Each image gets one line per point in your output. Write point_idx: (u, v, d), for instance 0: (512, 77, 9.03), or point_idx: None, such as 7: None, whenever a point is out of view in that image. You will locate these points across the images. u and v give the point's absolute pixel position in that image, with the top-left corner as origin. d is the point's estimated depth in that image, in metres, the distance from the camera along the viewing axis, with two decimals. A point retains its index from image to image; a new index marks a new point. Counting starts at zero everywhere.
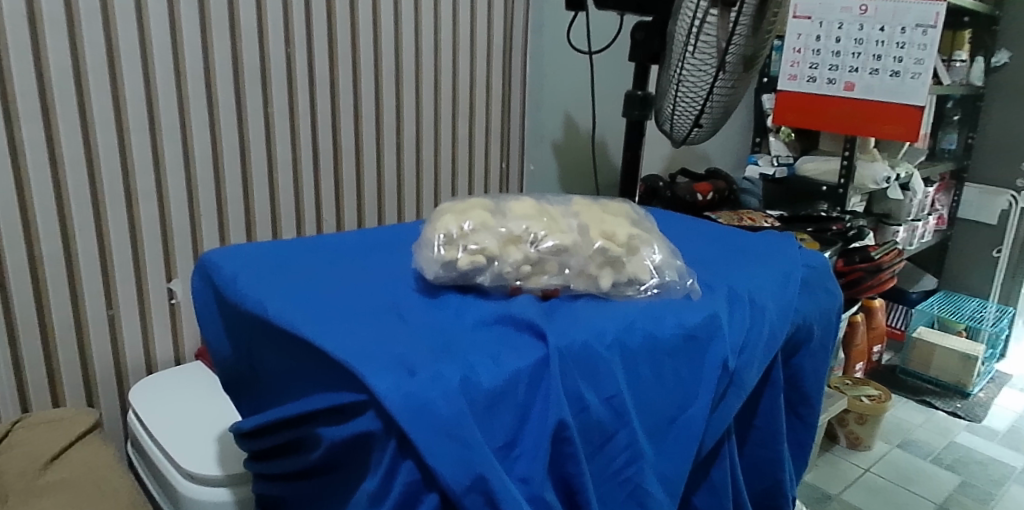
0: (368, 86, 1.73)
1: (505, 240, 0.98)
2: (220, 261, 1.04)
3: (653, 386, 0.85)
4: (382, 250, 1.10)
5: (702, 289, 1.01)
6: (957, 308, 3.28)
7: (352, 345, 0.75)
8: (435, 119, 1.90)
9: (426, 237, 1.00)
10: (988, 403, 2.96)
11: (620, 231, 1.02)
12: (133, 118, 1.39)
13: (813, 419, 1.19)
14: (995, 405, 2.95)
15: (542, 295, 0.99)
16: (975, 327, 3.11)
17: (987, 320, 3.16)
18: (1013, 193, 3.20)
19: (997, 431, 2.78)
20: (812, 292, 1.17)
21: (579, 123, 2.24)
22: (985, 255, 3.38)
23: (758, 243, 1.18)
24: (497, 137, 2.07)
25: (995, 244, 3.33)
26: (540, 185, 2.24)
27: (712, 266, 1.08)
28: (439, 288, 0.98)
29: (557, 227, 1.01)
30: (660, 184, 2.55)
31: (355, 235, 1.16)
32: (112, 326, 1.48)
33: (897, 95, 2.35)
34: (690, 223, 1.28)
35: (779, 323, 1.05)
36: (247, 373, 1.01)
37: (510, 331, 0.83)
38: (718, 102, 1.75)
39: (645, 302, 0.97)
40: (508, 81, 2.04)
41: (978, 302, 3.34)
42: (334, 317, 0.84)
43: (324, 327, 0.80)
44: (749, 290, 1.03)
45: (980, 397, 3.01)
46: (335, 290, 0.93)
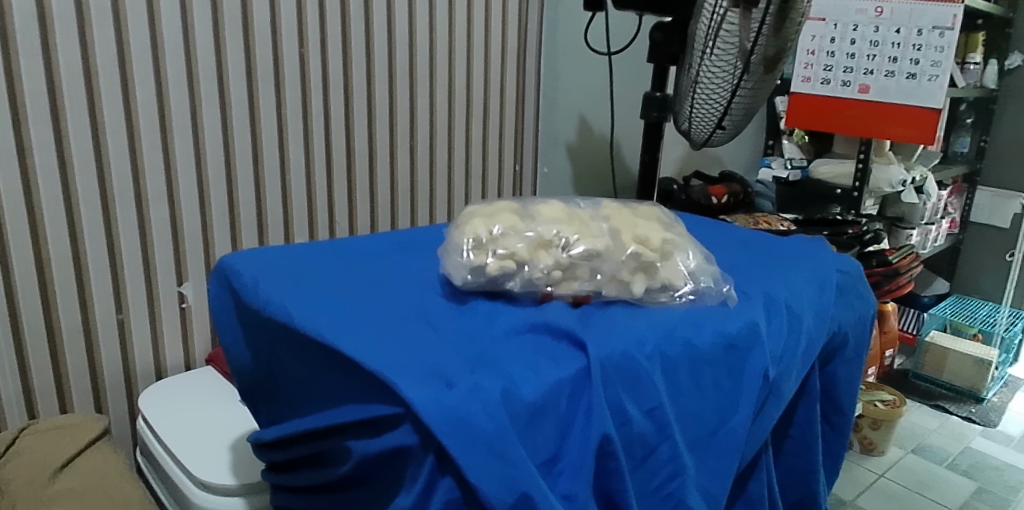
0: (382, 88, 1.70)
1: (535, 245, 0.95)
2: (239, 265, 1.01)
3: (694, 397, 0.81)
4: (404, 254, 1.06)
5: (739, 296, 0.98)
6: (970, 312, 3.23)
7: (383, 354, 0.72)
8: (449, 121, 1.87)
9: (453, 241, 0.97)
10: (1002, 408, 2.92)
11: (652, 235, 0.99)
12: (144, 119, 1.37)
13: (846, 428, 1.16)
14: (1009, 411, 2.91)
15: (574, 301, 0.96)
16: (989, 331, 3.06)
17: (1000, 324, 3.12)
18: None
19: (1013, 437, 2.74)
20: (848, 298, 1.13)
21: (594, 126, 2.20)
22: (998, 259, 3.34)
23: (792, 249, 1.15)
24: (510, 139, 2.04)
25: (1008, 248, 3.31)
26: (553, 188, 2.21)
27: (747, 272, 1.04)
28: (467, 293, 0.95)
29: (587, 231, 0.98)
30: (675, 187, 2.53)
31: (376, 238, 1.12)
32: (122, 330, 1.45)
33: (913, 98, 2.31)
34: (718, 227, 1.25)
35: (816, 333, 1.02)
36: (267, 381, 0.98)
37: (546, 340, 0.79)
38: (740, 105, 1.72)
39: (681, 309, 0.94)
40: (522, 82, 2.01)
41: (991, 306, 3.28)
42: (361, 324, 0.81)
43: (352, 335, 0.77)
44: (786, 298, 1.00)
45: (994, 402, 2.97)
46: (359, 296, 0.90)
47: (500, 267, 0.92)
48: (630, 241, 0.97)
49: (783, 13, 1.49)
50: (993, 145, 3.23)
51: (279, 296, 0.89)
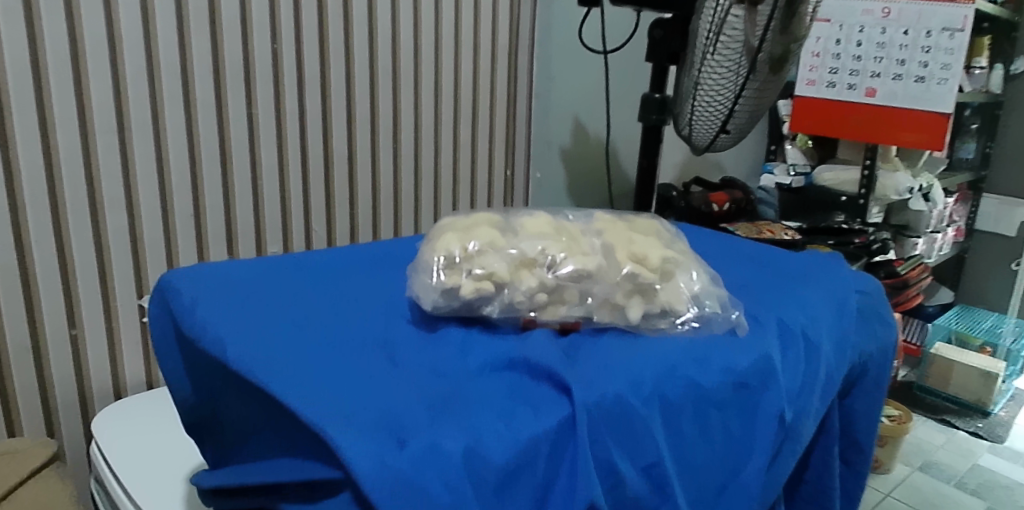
0: (363, 85, 1.58)
1: (518, 264, 0.83)
2: (181, 284, 0.89)
3: (700, 447, 0.69)
4: (368, 274, 0.94)
5: (749, 323, 0.85)
6: (975, 322, 3.11)
7: (326, 402, 0.60)
8: (435, 122, 1.74)
9: (423, 259, 0.85)
10: (1009, 422, 2.80)
11: (652, 253, 0.86)
12: (100, 117, 1.24)
13: (864, 467, 1.03)
14: (1016, 426, 2.78)
15: (561, 329, 0.84)
16: (994, 342, 2.95)
17: (1007, 336, 3.00)
18: None
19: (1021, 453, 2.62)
20: (869, 323, 1.01)
21: (590, 129, 2.08)
22: (1003, 268, 3.24)
23: (808, 267, 1.03)
24: (502, 142, 1.92)
25: (1013, 257, 3.20)
26: (547, 195, 2.09)
27: (757, 294, 0.93)
28: (439, 319, 0.83)
29: (579, 248, 0.86)
30: (674, 194, 2.40)
31: (340, 254, 1.01)
32: (75, 347, 1.33)
33: (923, 102, 2.20)
34: (725, 243, 1.13)
35: (836, 364, 0.90)
36: (212, 417, 0.86)
37: (525, 380, 0.67)
38: (744, 108, 1.60)
39: (682, 340, 0.82)
40: (515, 82, 1.89)
41: (996, 316, 3.17)
42: (307, 362, 0.69)
43: (293, 377, 0.65)
44: (803, 325, 0.88)
45: (1001, 416, 2.84)
46: (311, 326, 0.78)
47: (475, 289, 0.80)
48: (626, 259, 0.85)
49: (790, 9, 1.40)
50: (993, 156, 3.15)
51: (218, 326, 0.77)
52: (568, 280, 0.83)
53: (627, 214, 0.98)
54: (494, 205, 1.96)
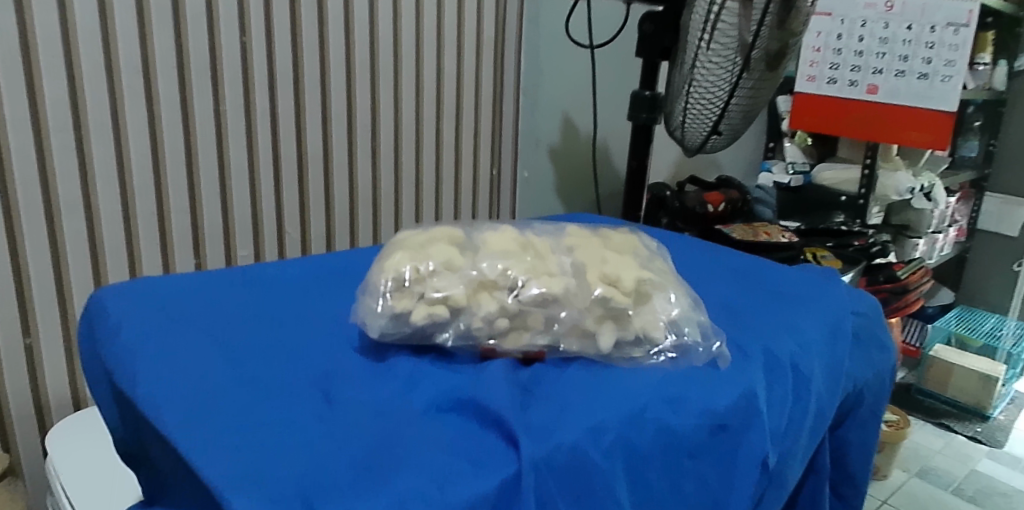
0: (338, 81, 1.48)
1: (477, 286, 0.75)
2: (112, 306, 0.82)
3: (668, 502, 0.62)
4: (314, 297, 0.88)
5: (732, 353, 0.77)
6: (974, 324, 3.03)
7: (237, 464, 0.53)
8: (416, 119, 1.65)
9: (371, 280, 0.77)
10: (1008, 427, 2.72)
11: (626, 274, 0.78)
12: (54, 116, 1.15)
13: (858, 501, 0.96)
14: (1016, 430, 2.71)
15: (523, 359, 0.76)
16: (993, 345, 2.87)
17: (1006, 340, 2.92)
18: None
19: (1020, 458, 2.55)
20: (864, 348, 0.93)
21: (579, 126, 1.97)
22: (1005, 268, 3.14)
23: (798, 288, 0.96)
24: (487, 138, 1.83)
25: (1016, 258, 3.10)
26: (535, 194, 2.02)
27: (742, 319, 0.85)
28: (390, 347, 0.76)
29: (546, 268, 0.78)
30: (668, 194, 2.33)
31: (293, 275, 0.94)
32: (31, 359, 1.23)
33: (925, 100, 2.11)
34: (712, 259, 1.05)
35: (827, 397, 0.83)
36: (141, 453, 0.78)
37: (470, 427, 0.60)
38: (739, 107, 1.52)
39: (656, 372, 0.74)
40: (501, 79, 1.82)
41: (997, 318, 3.08)
42: (230, 407, 0.62)
43: (207, 430, 0.58)
44: (790, 353, 0.80)
45: (1000, 420, 2.77)
46: (244, 359, 0.71)
47: (428, 315, 0.73)
48: (597, 281, 0.77)
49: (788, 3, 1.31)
50: (999, 153, 3.05)
51: (141, 360, 0.71)
52: (533, 305, 0.75)
53: (602, 229, 0.90)
54: (479, 204, 1.87)
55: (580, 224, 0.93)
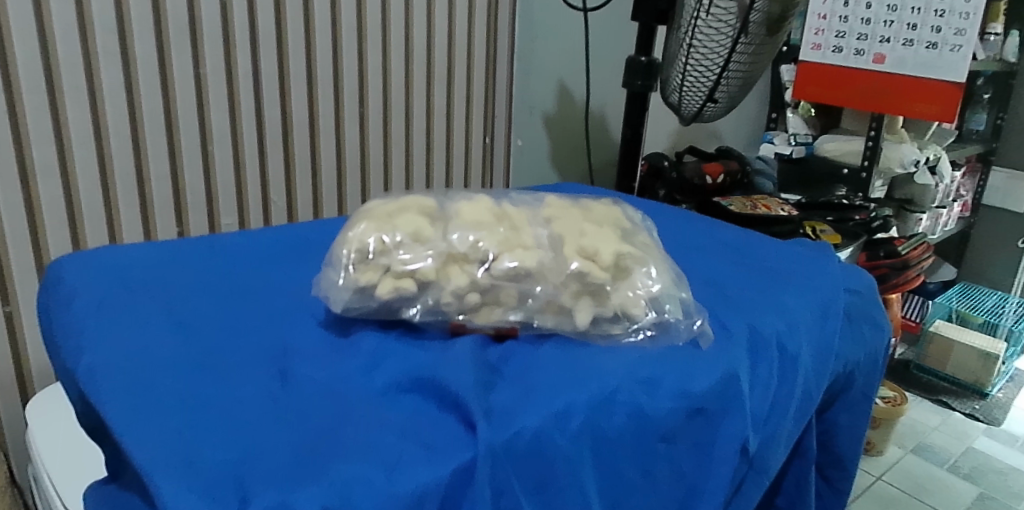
0: (324, 41, 1.39)
1: (447, 258, 0.71)
2: (66, 275, 0.79)
3: (639, 489, 0.59)
4: (276, 269, 0.85)
5: (715, 332, 0.74)
6: (976, 302, 2.98)
7: (174, 452, 0.51)
8: (407, 85, 1.57)
9: (334, 252, 0.73)
10: (1006, 404, 2.70)
11: (606, 248, 0.74)
12: (26, 76, 1.08)
13: (846, 485, 0.93)
14: (1013, 408, 2.68)
15: (495, 336, 0.72)
16: (994, 322, 2.83)
17: (1008, 317, 2.88)
18: None
19: (1017, 437, 2.52)
20: (856, 327, 0.89)
21: (574, 92, 1.91)
22: (1008, 245, 3.09)
23: (788, 265, 0.92)
24: (480, 105, 1.76)
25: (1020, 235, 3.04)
26: (529, 163, 1.97)
27: (728, 296, 0.81)
28: (355, 322, 0.72)
29: (520, 240, 0.74)
30: (666, 164, 2.27)
31: (262, 246, 0.91)
32: (11, 328, 1.19)
33: (933, 70, 2.03)
34: (700, 233, 1.01)
35: (815, 379, 0.79)
36: (100, 430, 0.75)
37: (428, 409, 0.58)
38: (737, 74, 1.45)
39: (634, 350, 0.70)
40: (494, 44, 1.74)
41: (999, 296, 3.04)
42: (173, 392, 0.59)
43: (148, 413, 0.56)
44: (777, 332, 0.77)
45: (998, 397, 2.74)
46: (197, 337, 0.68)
47: (394, 289, 0.69)
48: (574, 255, 0.73)
49: None
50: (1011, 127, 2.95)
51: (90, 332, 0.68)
52: (506, 280, 0.71)
53: (582, 200, 0.86)
54: (472, 174, 1.81)
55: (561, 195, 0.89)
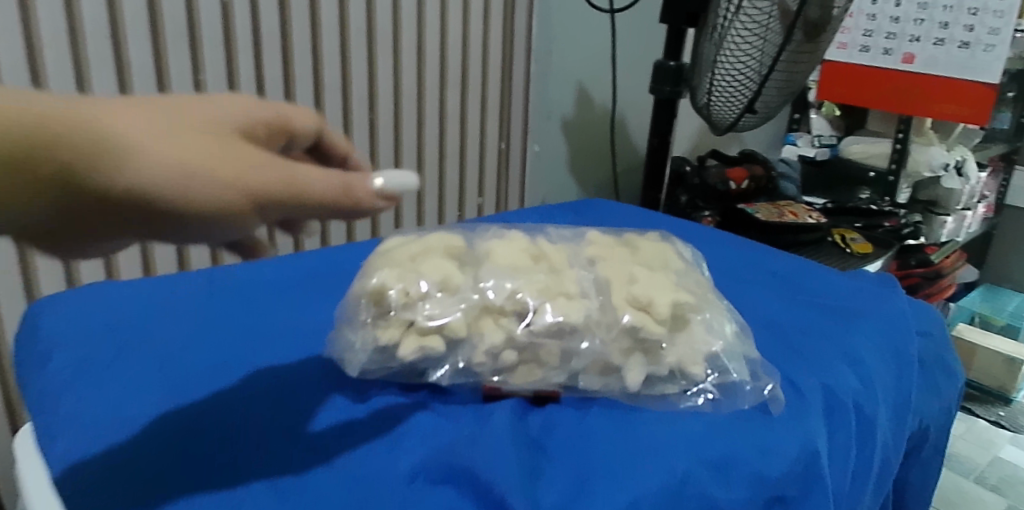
0: (330, 39, 1.19)
1: (482, 311, 0.62)
2: (48, 328, 0.74)
3: None
4: (264, 308, 0.78)
5: (788, 394, 0.64)
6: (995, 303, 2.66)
7: None
8: (418, 89, 1.35)
9: (350, 304, 0.65)
10: None
11: (662, 295, 0.64)
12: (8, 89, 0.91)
13: None
14: None
15: (534, 398, 0.63)
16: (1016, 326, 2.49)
17: None
18: None
19: None
20: (931, 374, 0.80)
21: (594, 95, 1.71)
22: None
23: (854, 303, 0.83)
24: (495, 111, 1.53)
25: None
26: (547, 173, 1.72)
27: (794, 347, 0.72)
28: (373, 384, 0.64)
29: (563, 288, 0.64)
30: (688, 170, 2.17)
31: (266, 281, 0.85)
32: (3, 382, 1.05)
33: (966, 71, 1.82)
34: (750, 268, 0.91)
35: (893, 442, 0.70)
36: None
37: (470, 504, 0.51)
38: (776, 83, 1.35)
39: (696, 420, 0.61)
40: (513, 46, 1.52)
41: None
42: (145, 476, 0.52)
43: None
44: (853, 392, 0.68)
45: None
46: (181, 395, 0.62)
47: (419, 347, 0.60)
48: (626, 305, 0.64)
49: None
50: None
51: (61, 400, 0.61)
52: (548, 336, 0.61)
53: (627, 236, 0.76)
54: (486, 185, 1.57)
55: (602, 230, 0.79)
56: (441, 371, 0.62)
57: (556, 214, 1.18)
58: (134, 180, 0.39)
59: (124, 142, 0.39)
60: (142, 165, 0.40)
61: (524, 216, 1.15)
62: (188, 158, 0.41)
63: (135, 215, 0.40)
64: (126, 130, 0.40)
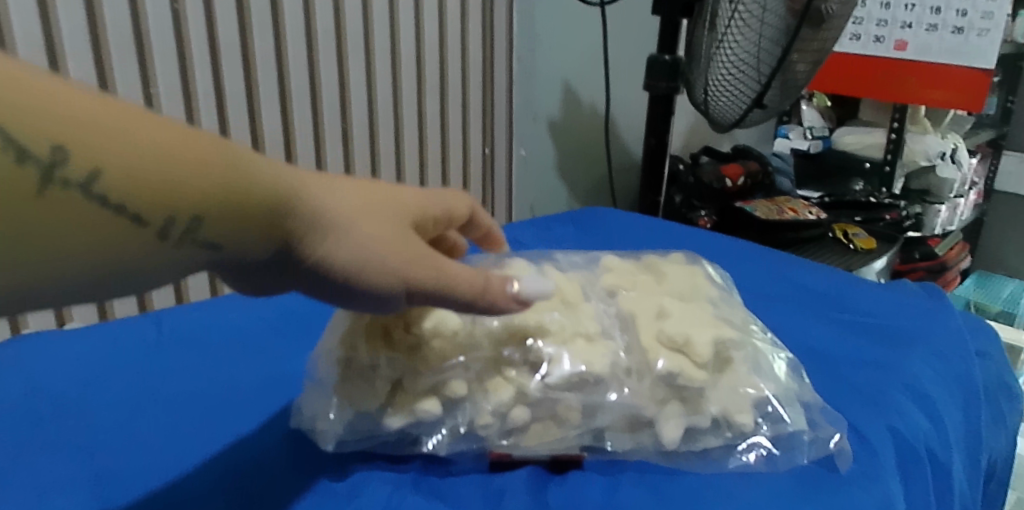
0: (297, 35, 1.01)
1: (487, 360, 0.51)
2: None
3: None
4: (228, 353, 0.68)
5: (856, 451, 0.54)
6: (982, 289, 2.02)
7: None
8: (395, 95, 1.18)
9: (322, 358, 0.54)
10: None
11: (700, 332, 0.53)
12: None
13: None
14: None
15: (552, 464, 0.52)
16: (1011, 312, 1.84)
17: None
18: None
19: None
20: (993, 403, 0.70)
21: (583, 98, 1.56)
22: None
23: (903, 321, 0.73)
24: (477, 113, 1.38)
25: None
26: (536, 179, 1.57)
27: (849, 385, 0.62)
28: (356, 454, 0.53)
29: (580, 327, 0.54)
30: (681, 167, 1.71)
31: (217, 321, 0.73)
32: None
33: (961, 58, 1.53)
34: (777, 286, 0.81)
35: (967, 491, 0.61)
36: None
37: None
38: (788, 81, 1.21)
39: (750, 484, 0.51)
40: (491, 44, 1.37)
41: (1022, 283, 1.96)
42: None
43: None
44: (925, 437, 0.59)
45: None
46: (137, 491, 0.50)
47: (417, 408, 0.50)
48: (659, 346, 0.53)
49: None
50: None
51: None
52: (569, 388, 0.50)
53: (647, 261, 0.67)
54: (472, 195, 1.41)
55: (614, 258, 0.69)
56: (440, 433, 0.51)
57: (553, 225, 1.08)
58: (332, 258, 0.41)
59: (341, 219, 0.41)
60: (349, 244, 0.42)
61: (520, 233, 1.04)
62: (377, 244, 0.43)
63: (324, 283, 0.42)
64: (343, 207, 0.42)
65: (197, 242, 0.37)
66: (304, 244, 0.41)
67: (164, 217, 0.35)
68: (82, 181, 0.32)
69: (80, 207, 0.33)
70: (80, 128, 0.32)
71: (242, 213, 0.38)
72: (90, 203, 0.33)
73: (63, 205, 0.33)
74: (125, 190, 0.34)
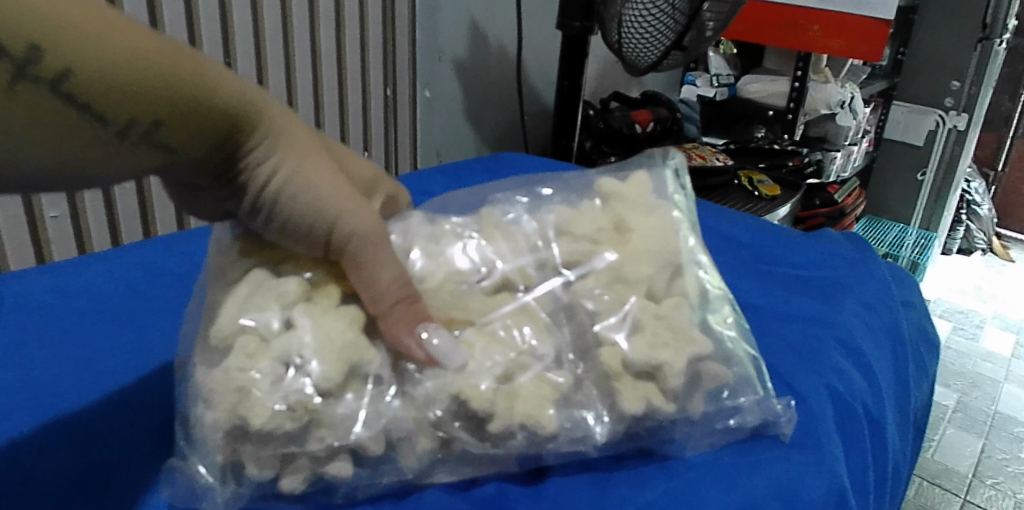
0: None
1: (425, 382, 0.44)
2: None
3: None
4: (104, 312, 0.62)
5: (799, 421, 0.51)
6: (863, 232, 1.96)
7: None
8: (285, 25, 1.07)
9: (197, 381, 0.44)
10: (961, 384, 1.56)
11: (672, 356, 0.47)
12: None
13: None
14: (969, 390, 1.53)
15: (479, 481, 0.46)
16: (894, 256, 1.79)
17: (908, 246, 1.85)
18: (943, 113, 1.75)
19: (944, 402, 1.49)
20: (916, 349, 0.69)
21: (491, 38, 1.42)
22: (905, 182, 1.89)
23: (833, 270, 0.70)
24: (379, 54, 1.26)
25: (919, 166, 1.86)
26: (444, 126, 1.48)
27: (789, 344, 0.58)
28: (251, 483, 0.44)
29: (523, 342, 0.47)
30: (590, 112, 1.60)
31: (92, 292, 0.65)
32: None
33: (863, 5, 1.45)
34: (717, 243, 0.76)
35: (900, 451, 0.59)
36: None
37: None
38: (703, 28, 1.14)
39: (703, 476, 0.46)
40: None
41: (900, 228, 1.92)
42: None
43: None
44: (862, 396, 0.56)
45: (957, 380, 1.57)
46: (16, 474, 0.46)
47: (334, 442, 0.42)
48: (624, 373, 0.47)
49: None
50: (980, 59, 1.67)
51: None
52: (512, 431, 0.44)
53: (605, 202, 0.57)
54: (373, 136, 1.30)
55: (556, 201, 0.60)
56: (354, 457, 0.43)
57: (463, 174, 0.99)
58: (276, 178, 0.42)
59: (292, 145, 0.43)
60: (304, 165, 0.43)
61: (429, 182, 0.95)
62: (330, 172, 0.44)
63: (263, 204, 0.43)
64: (293, 132, 0.44)
65: (151, 144, 0.38)
66: (250, 159, 0.42)
67: (124, 118, 0.36)
68: (52, 79, 0.33)
69: (48, 103, 0.33)
70: (60, 25, 0.33)
71: (198, 123, 0.39)
72: (56, 99, 0.34)
73: (29, 100, 0.33)
74: (92, 88, 0.34)
